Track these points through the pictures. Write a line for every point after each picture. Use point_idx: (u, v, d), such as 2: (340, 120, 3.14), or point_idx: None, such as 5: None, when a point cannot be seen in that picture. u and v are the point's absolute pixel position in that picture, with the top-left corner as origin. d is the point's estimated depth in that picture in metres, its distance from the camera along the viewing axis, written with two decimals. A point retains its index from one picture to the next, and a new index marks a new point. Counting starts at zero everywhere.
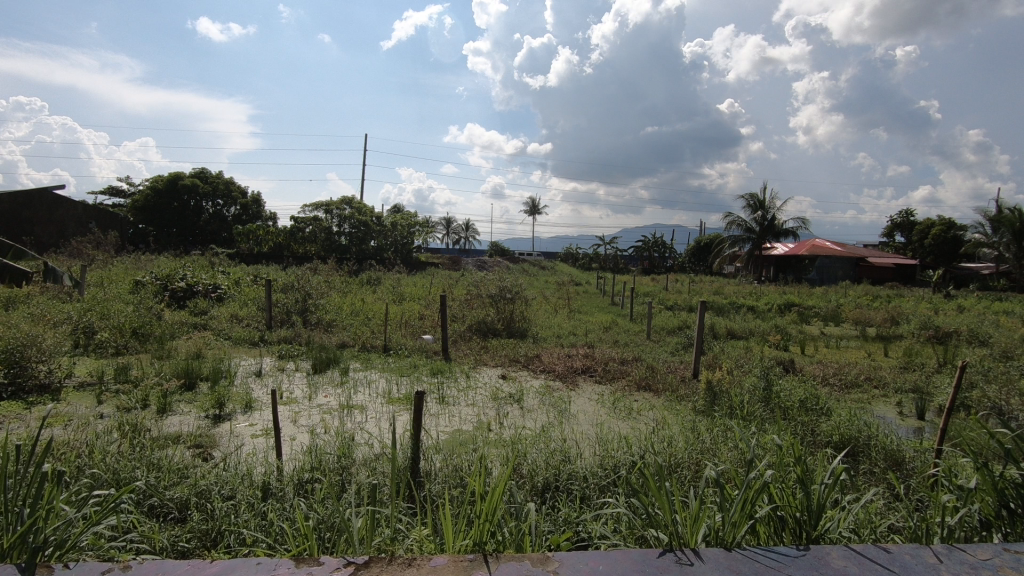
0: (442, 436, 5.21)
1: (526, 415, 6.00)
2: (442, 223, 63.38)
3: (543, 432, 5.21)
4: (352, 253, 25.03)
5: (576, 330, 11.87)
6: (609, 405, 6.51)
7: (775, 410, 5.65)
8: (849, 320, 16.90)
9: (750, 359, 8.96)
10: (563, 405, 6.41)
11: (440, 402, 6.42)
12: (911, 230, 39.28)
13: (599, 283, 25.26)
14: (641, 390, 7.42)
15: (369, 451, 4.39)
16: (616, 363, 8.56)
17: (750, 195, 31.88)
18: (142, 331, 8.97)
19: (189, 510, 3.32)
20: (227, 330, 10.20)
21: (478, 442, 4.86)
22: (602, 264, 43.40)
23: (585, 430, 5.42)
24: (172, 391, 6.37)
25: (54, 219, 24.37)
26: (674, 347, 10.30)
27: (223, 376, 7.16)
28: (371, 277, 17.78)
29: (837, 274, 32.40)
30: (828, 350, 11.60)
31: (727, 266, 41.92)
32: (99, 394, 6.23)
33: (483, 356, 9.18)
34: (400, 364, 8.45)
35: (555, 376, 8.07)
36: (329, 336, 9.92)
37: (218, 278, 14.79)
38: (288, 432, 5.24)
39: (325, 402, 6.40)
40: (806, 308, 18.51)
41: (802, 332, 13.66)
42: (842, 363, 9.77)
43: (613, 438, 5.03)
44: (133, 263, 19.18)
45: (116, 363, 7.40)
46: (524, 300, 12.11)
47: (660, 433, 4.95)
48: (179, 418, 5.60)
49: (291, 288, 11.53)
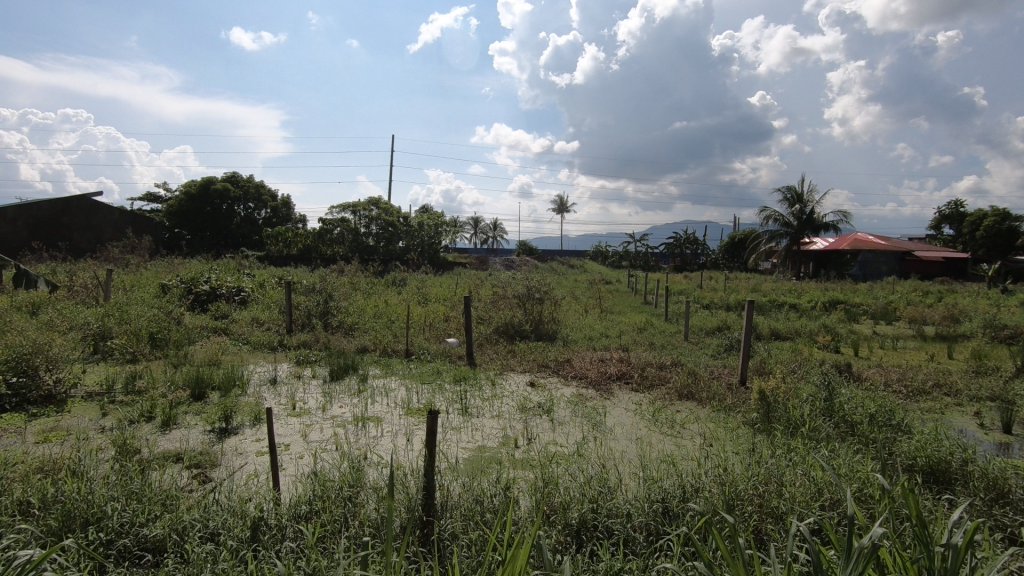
0: (462, 456, 4.69)
1: (558, 429, 5.42)
2: (469, 223, 63.07)
3: (576, 452, 4.63)
4: (379, 254, 24.86)
5: (608, 332, 11.17)
6: (649, 418, 5.87)
7: (843, 431, 4.95)
8: (903, 319, 15.75)
9: (801, 364, 8.18)
10: (597, 417, 5.80)
11: (462, 415, 5.90)
12: (961, 222, 37.08)
13: (631, 281, 24.44)
14: (683, 399, 6.73)
15: (381, 475, 3.92)
16: (654, 368, 7.89)
17: (786, 188, 30.51)
18: (159, 337, 8.68)
19: (167, 554, 2.90)
20: (247, 335, 9.85)
21: (502, 465, 4.32)
22: (633, 262, 42.36)
23: (624, 449, 4.81)
24: (179, 402, 5.98)
25: (92, 225, 24.83)
26: (716, 349, 9.57)
27: (236, 385, 6.77)
28: (397, 277, 17.40)
29: (881, 269, 30.78)
30: (886, 352, 10.65)
31: (763, 262, 40.60)
32: (104, 405, 5.87)
33: (510, 361, 8.60)
34: (422, 370, 7.96)
35: (588, 384, 7.43)
36: (350, 341, 9.48)
37: (243, 281, 14.58)
38: (296, 450, 4.78)
39: (340, 414, 5.92)
40: (854, 306, 17.37)
41: (854, 333, 12.69)
42: (905, 367, 8.86)
43: (658, 461, 4.43)
44: (164, 267, 19.26)
45: (127, 371, 7.08)
46: (553, 300, 11.47)
47: (714, 457, 4.33)
48: (182, 433, 5.19)
49: (313, 291, 11.14)
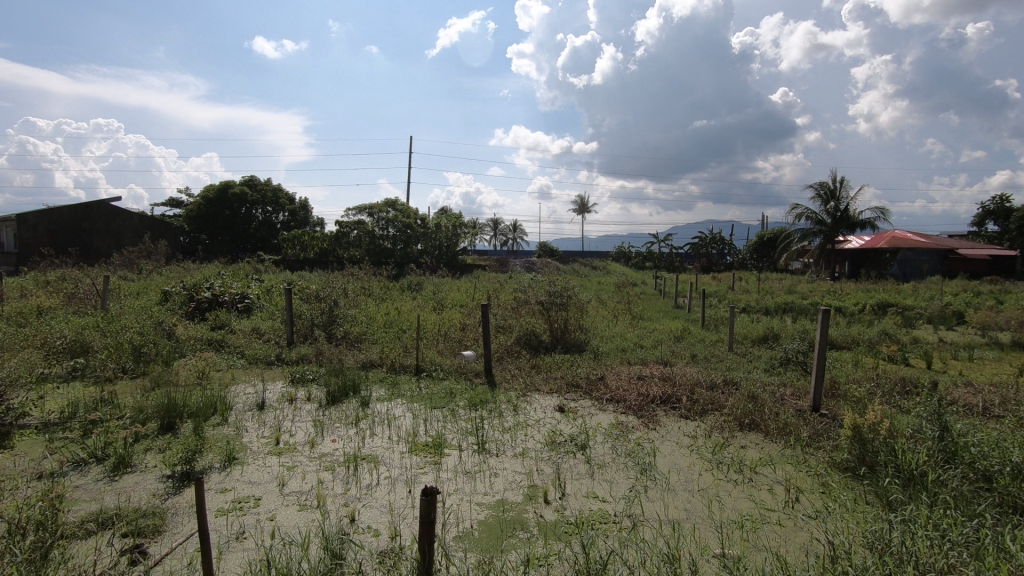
0: (477, 519, 3.62)
1: (597, 476, 4.32)
2: (490, 225, 62.04)
3: (627, 518, 3.54)
4: (395, 257, 23.99)
5: (643, 342, 10.00)
6: (709, 459, 4.70)
7: (976, 486, 3.74)
8: (968, 324, 14.14)
9: (879, 382, 6.89)
10: (645, 458, 4.66)
11: (478, 454, 4.81)
12: (1008, 216, 34.83)
13: (658, 285, 23.19)
14: (744, 431, 5.55)
15: (361, 568, 2.85)
16: (704, 389, 6.68)
17: (819, 184, 28.84)
18: (144, 352, 7.76)
19: None
20: (243, 349, 8.90)
21: (530, 545, 3.25)
22: (657, 264, 40.96)
23: (689, 509, 3.71)
24: (143, 437, 5.00)
25: (111, 230, 24.23)
26: (768, 364, 8.36)
27: (214, 413, 5.76)
28: (412, 281, 16.44)
29: (923, 268, 28.85)
30: (964, 365, 9.27)
31: (794, 262, 39.10)
32: (52, 442, 4.91)
33: (533, 379, 7.47)
34: (434, 391, 6.93)
35: (627, 411, 6.26)
36: (355, 355, 8.48)
37: (249, 287, 13.72)
38: (267, 507, 3.78)
39: (330, 453, 4.87)
40: (907, 309, 15.76)
41: (918, 341, 11.30)
42: (996, 385, 7.51)
43: (740, 534, 3.32)
44: (175, 273, 18.63)
45: (96, 394, 6.12)
46: (579, 306, 10.30)
47: (821, 536, 3.20)
48: (134, 481, 4.22)
49: (316, 299, 10.12)
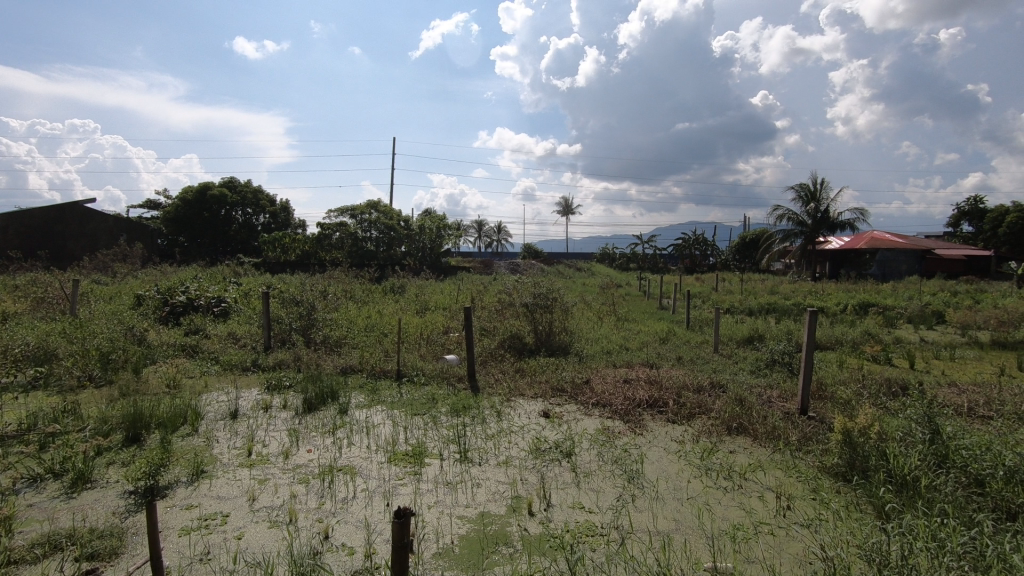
0: (458, 534, 3.44)
1: (583, 485, 4.16)
2: (474, 227, 61.82)
3: (615, 530, 3.39)
4: (378, 259, 23.68)
5: (628, 344, 9.90)
6: (698, 465, 4.58)
7: (969, 491, 3.66)
8: (948, 323, 14.29)
9: (866, 383, 6.85)
10: (632, 465, 4.52)
11: (460, 463, 4.63)
12: (983, 217, 35.55)
13: (643, 287, 23.19)
14: (733, 435, 5.44)
15: None
16: (691, 392, 6.57)
17: (800, 185, 29.10)
18: (113, 359, 7.45)
19: None
20: (217, 355, 8.62)
21: (513, 563, 3.08)
22: (642, 265, 41.08)
23: (679, 519, 3.57)
24: (105, 451, 4.73)
25: (85, 233, 23.58)
26: (755, 365, 8.28)
27: (183, 423, 5.50)
28: (394, 284, 16.19)
29: (901, 268, 29.23)
30: (946, 365, 9.29)
31: (775, 263, 39.51)
32: (7, 456, 4.62)
33: (517, 384, 7.30)
34: (415, 397, 6.73)
35: (613, 415, 6.12)
36: (334, 360, 8.25)
37: (226, 290, 13.35)
38: (234, 525, 3.56)
39: (305, 464, 4.65)
40: (888, 309, 15.90)
41: (901, 341, 11.35)
42: (979, 384, 7.52)
43: (732, 547, 3.19)
44: (150, 276, 18.17)
45: (57, 405, 5.82)
46: (564, 308, 10.15)
47: (816, 547, 3.08)
48: (93, 498, 3.97)
49: (294, 303, 9.84)
